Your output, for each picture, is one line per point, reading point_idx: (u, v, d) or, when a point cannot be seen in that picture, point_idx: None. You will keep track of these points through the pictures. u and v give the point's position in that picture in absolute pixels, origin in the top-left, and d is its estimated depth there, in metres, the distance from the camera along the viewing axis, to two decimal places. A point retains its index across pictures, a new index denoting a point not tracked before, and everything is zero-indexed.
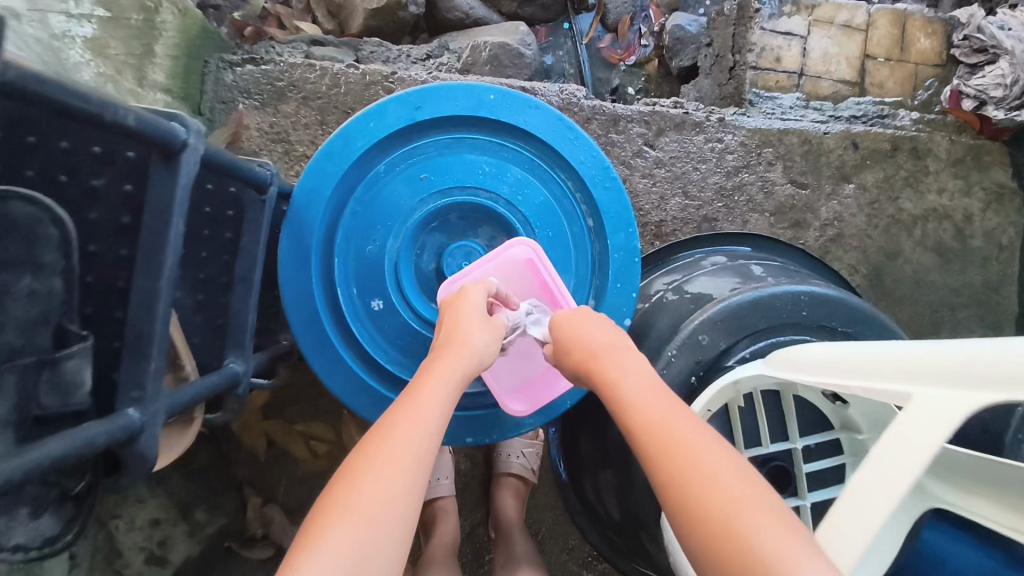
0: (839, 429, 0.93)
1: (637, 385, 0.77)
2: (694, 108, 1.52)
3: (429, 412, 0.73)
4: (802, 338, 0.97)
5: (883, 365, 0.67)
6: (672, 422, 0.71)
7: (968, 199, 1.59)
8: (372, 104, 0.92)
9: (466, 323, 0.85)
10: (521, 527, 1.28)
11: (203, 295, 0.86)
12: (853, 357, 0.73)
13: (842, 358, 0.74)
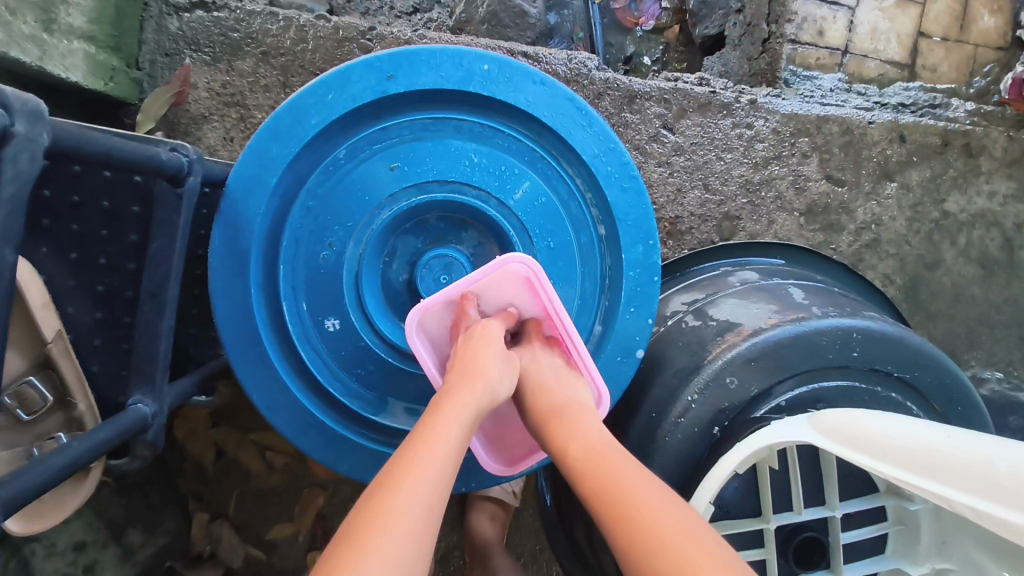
0: (885, 494, 0.76)
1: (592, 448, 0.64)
2: (722, 86, 1.31)
3: (438, 463, 0.57)
4: (851, 384, 0.79)
5: (1009, 480, 0.54)
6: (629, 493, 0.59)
7: (1022, 205, 1.40)
8: (331, 70, 0.72)
9: (483, 355, 0.69)
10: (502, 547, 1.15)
11: (104, 313, 0.67)
12: (949, 455, 0.59)
13: (931, 449, 0.60)
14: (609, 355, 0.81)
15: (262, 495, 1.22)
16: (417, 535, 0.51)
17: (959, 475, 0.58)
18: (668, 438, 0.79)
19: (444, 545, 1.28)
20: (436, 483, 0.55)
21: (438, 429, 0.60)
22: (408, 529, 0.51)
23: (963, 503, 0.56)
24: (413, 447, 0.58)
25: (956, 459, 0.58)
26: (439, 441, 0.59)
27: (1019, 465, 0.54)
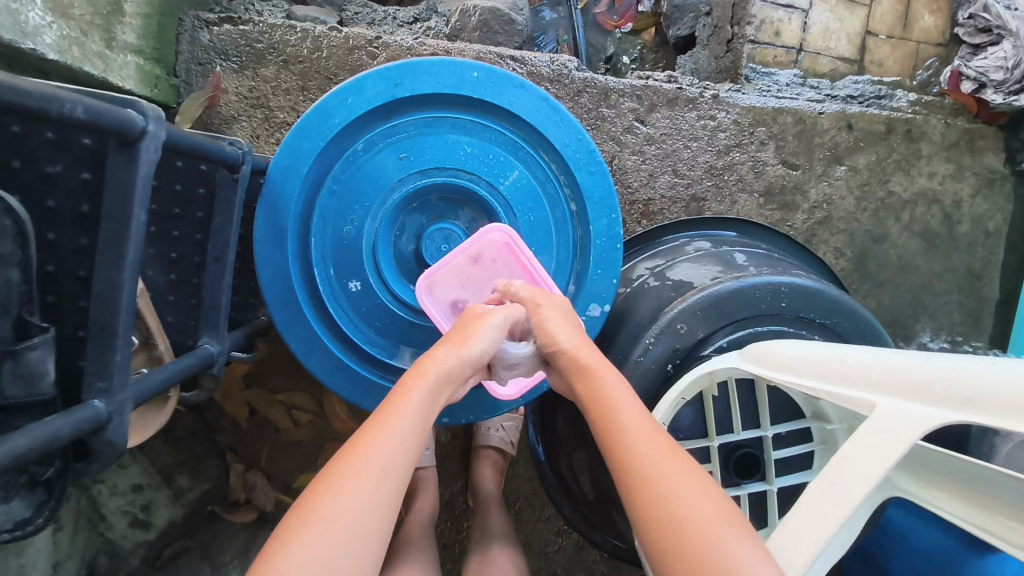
0: (809, 418, 0.90)
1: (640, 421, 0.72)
2: (689, 83, 1.48)
3: (410, 419, 0.70)
4: (781, 330, 0.96)
5: (854, 369, 0.65)
6: (659, 456, 0.69)
7: (959, 184, 1.57)
8: (351, 79, 0.89)
9: (475, 328, 0.80)
10: (498, 501, 1.26)
11: (177, 275, 0.84)
12: (821, 358, 0.71)
13: (808, 359, 0.72)
14: (581, 309, 0.97)
15: (290, 446, 1.40)
16: (391, 477, 0.66)
17: (826, 372, 0.69)
18: (632, 375, 0.97)
19: (449, 491, 1.45)
20: (411, 440, 0.69)
21: (420, 380, 0.73)
22: (377, 472, 0.65)
23: (823, 391, 0.67)
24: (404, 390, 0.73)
25: (818, 358, 0.70)
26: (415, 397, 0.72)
27: (863, 359, 0.65)
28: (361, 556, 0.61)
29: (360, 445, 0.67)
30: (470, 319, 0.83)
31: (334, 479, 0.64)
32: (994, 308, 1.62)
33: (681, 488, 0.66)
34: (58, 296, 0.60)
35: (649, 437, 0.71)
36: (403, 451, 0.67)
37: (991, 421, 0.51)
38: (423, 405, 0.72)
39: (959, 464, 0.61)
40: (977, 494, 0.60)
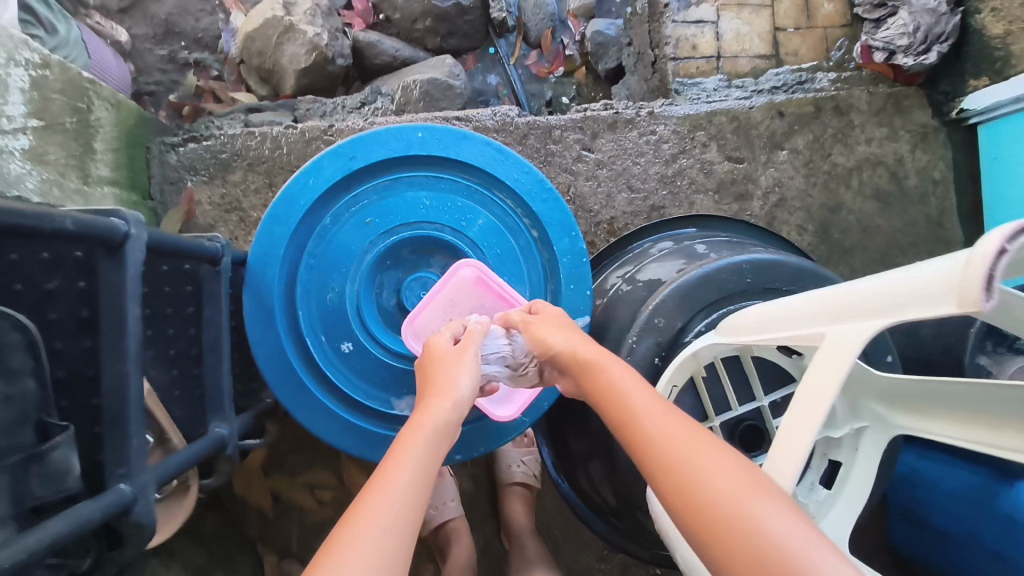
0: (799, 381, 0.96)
1: (641, 404, 0.73)
2: (624, 106, 1.58)
3: (413, 471, 0.67)
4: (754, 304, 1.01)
5: (807, 309, 0.69)
6: (673, 433, 0.69)
7: (896, 143, 1.66)
8: (309, 163, 0.97)
9: (454, 367, 0.82)
10: (532, 532, 1.30)
11: (178, 369, 0.90)
12: (780, 308, 0.75)
13: (771, 313, 0.76)
14: None
15: (319, 526, 1.42)
16: (404, 530, 0.61)
17: (786, 319, 0.73)
18: None
19: (483, 539, 1.46)
20: (418, 490, 0.66)
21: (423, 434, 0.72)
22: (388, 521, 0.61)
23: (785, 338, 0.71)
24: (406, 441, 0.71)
25: (779, 309, 0.74)
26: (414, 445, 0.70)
27: (812, 297, 0.69)
28: None
29: (367, 501, 0.63)
30: (438, 357, 0.86)
31: (344, 539, 0.59)
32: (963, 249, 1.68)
33: (702, 460, 0.65)
34: (71, 399, 0.65)
35: (661, 417, 0.71)
36: (412, 498, 0.64)
37: (915, 316, 0.54)
38: (427, 451, 0.70)
39: (941, 387, 0.70)
40: (968, 413, 0.69)
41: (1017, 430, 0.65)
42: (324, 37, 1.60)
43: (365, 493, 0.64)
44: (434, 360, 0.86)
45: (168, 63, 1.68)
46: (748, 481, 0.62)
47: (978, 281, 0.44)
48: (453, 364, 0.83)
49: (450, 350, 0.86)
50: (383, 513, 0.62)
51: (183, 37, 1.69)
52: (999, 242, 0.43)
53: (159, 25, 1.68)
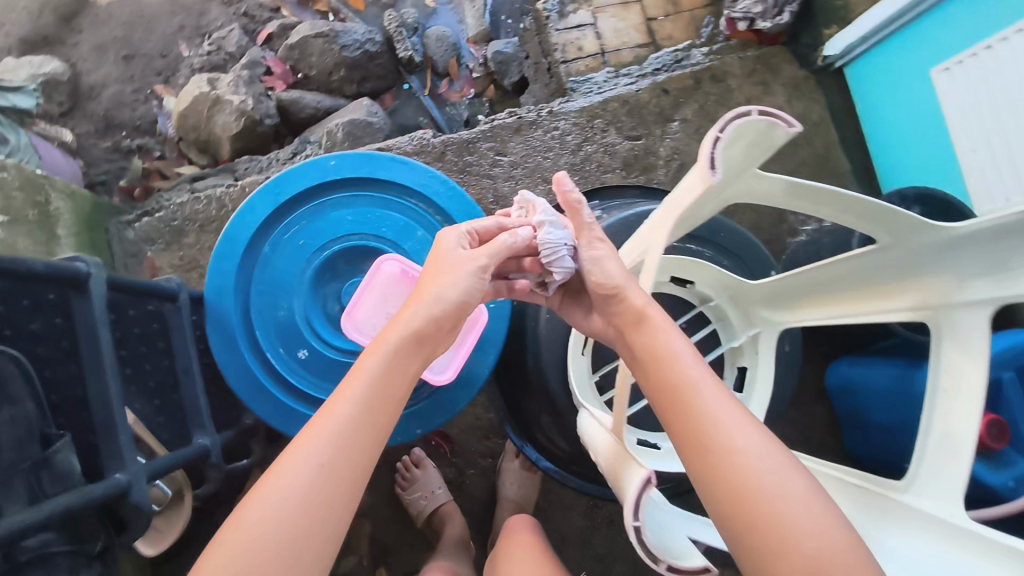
0: (699, 305, 1.19)
1: (704, 394, 0.77)
2: (527, 111, 1.77)
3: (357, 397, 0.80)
4: None
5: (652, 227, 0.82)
6: (729, 426, 0.73)
7: (773, 96, 1.85)
8: (243, 205, 1.13)
9: (442, 274, 0.93)
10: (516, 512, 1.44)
11: (160, 399, 1.04)
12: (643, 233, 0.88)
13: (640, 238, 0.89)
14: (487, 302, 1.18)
15: None
16: (333, 445, 0.75)
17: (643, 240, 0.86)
18: (548, 333, 1.18)
19: (476, 520, 1.58)
20: (359, 416, 0.79)
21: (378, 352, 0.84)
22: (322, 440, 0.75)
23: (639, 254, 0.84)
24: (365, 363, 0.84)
25: (642, 233, 0.88)
26: (364, 369, 0.83)
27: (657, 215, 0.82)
28: (300, 513, 0.71)
29: (314, 426, 0.77)
30: (439, 262, 0.95)
31: (289, 453, 0.75)
32: (852, 177, 1.86)
33: (757, 460, 0.71)
34: (67, 418, 0.79)
35: (720, 408, 0.75)
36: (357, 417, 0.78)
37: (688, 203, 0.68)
38: (380, 378, 0.82)
39: (803, 278, 1.01)
40: (832, 295, 0.99)
41: (861, 299, 0.94)
42: (248, 102, 1.77)
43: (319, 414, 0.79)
44: (437, 263, 0.96)
45: (113, 153, 1.84)
46: (798, 487, 0.69)
47: (713, 158, 0.62)
48: (438, 282, 0.92)
49: (448, 251, 0.96)
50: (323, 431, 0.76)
51: (123, 127, 1.86)
52: (723, 128, 0.60)
53: (100, 120, 1.85)
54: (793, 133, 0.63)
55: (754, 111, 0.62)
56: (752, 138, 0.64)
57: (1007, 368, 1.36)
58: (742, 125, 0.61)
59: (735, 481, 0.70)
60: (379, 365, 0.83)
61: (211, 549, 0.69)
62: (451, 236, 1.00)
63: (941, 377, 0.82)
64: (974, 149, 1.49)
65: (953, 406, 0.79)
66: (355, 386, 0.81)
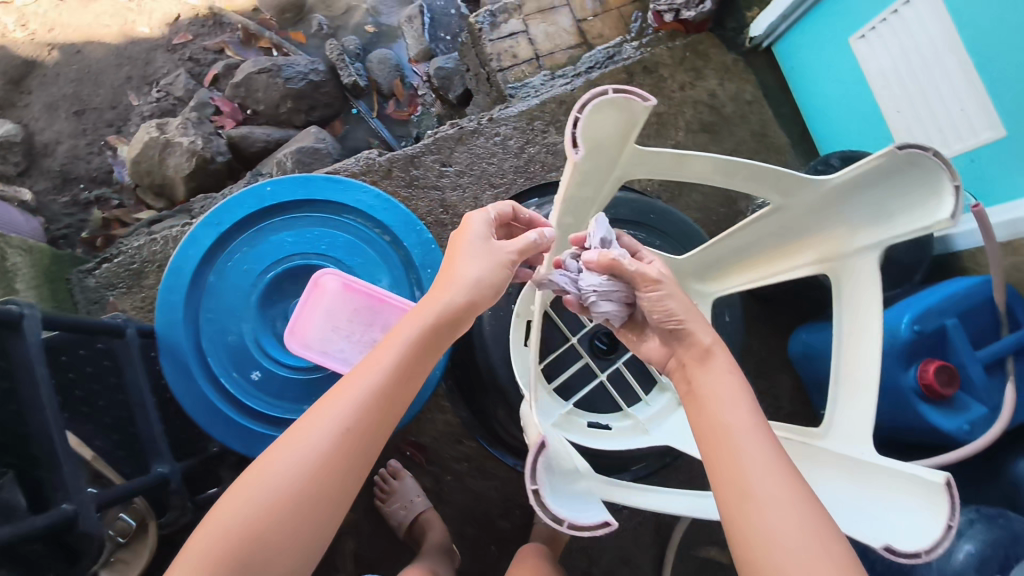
0: None
1: (749, 438, 0.77)
2: (468, 120, 1.82)
3: (364, 384, 0.83)
4: None
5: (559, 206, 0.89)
6: (762, 470, 0.74)
7: (706, 81, 1.91)
8: (185, 238, 1.17)
9: (456, 262, 0.95)
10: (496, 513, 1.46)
11: (116, 434, 1.09)
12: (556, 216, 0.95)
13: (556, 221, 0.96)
14: None
15: None
16: (336, 432, 0.80)
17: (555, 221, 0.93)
18: (493, 329, 1.22)
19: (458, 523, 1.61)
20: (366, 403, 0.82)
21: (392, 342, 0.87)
22: (343, 414, 0.81)
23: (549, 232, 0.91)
24: (379, 354, 0.87)
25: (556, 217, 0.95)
26: (390, 346, 0.87)
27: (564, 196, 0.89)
28: (293, 491, 0.76)
29: (323, 411, 0.81)
30: (466, 241, 0.97)
31: (309, 419, 0.81)
32: (791, 150, 1.92)
33: (778, 507, 0.71)
34: (14, 455, 0.82)
35: (760, 452, 0.76)
36: (377, 393, 0.83)
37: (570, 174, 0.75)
38: (404, 360, 0.87)
39: (721, 248, 1.03)
40: (750, 260, 1.02)
41: (776, 259, 0.98)
42: (198, 142, 1.82)
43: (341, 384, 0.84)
44: (459, 245, 0.97)
45: (72, 206, 1.88)
46: (807, 534, 0.69)
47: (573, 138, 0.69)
48: (466, 266, 0.94)
49: (471, 237, 0.97)
50: (342, 403, 0.82)
51: (80, 180, 1.90)
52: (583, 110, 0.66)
53: (56, 176, 1.89)
54: (649, 105, 0.70)
55: (607, 89, 0.68)
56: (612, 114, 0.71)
57: (949, 315, 1.37)
58: (598, 104, 0.68)
59: (730, 457, 0.77)
60: (402, 348, 0.87)
61: (230, 493, 0.77)
62: (480, 214, 1.01)
63: (844, 321, 0.86)
64: (898, 110, 1.54)
65: (855, 345, 0.83)
66: (380, 366, 0.85)
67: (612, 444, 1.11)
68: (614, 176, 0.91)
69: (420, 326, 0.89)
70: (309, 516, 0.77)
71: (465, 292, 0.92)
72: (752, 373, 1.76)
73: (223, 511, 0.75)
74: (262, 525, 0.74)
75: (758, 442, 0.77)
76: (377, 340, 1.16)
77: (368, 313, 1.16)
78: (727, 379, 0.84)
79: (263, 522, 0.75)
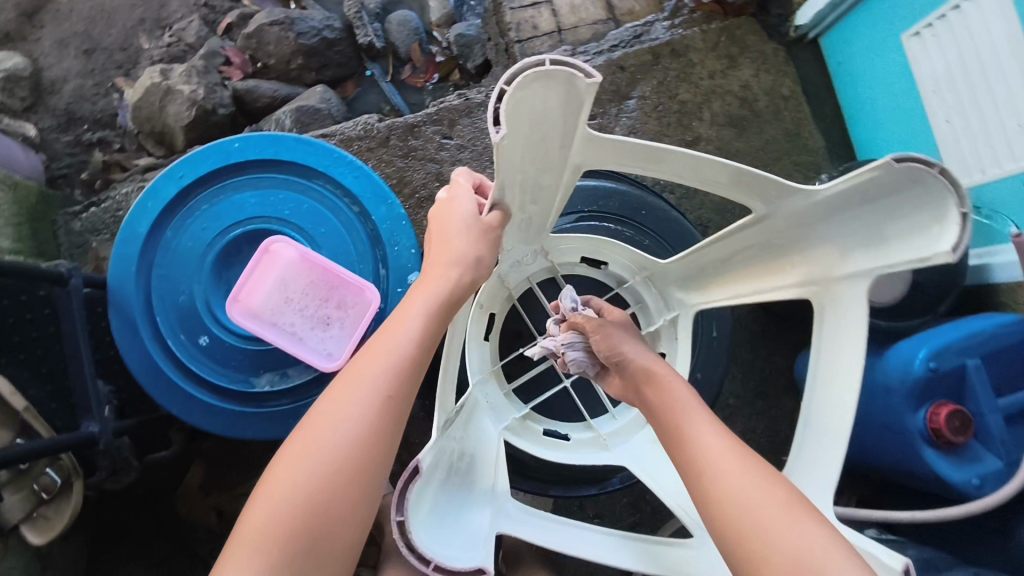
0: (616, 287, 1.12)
1: (700, 418, 0.76)
2: (476, 92, 1.72)
3: (390, 355, 0.76)
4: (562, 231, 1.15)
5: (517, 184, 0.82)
6: (719, 445, 0.72)
7: (739, 70, 1.75)
8: (145, 188, 1.12)
9: (448, 229, 0.84)
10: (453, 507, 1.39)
11: (52, 385, 1.05)
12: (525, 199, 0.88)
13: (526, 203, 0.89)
14: (394, 286, 1.14)
15: None
16: (363, 406, 0.73)
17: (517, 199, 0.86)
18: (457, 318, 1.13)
19: None
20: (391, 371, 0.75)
21: (408, 309, 0.80)
22: (376, 384, 0.74)
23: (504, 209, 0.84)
24: (394, 320, 0.79)
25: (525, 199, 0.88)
26: (410, 317, 0.79)
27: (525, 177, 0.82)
28: (330, 475, 0.70)
29: (346, 383, 0.75)
30: (453, 215, 0.85)
31: (338, 391, 0.74)
32: (825, 153, 1.75)
33: (739, 475, 0.68)
34: None
35: (713, 432, 0.74)
36: (406, 362, 0.76)
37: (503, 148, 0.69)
38: (424, 325, 0.79)
39: (705, 254, 0.94)
40: (736, 276, 0.92)
41: (764, 275, 0.86)
42: (200, 91, 1.77)
43: (362, 355, 0.77)
44: (447, 221, 0.86)
45: (74, 146, 1.86)
46: (785, 501, 0.65)
47: (499, 111, 0.65)
48: (465, 237, 0.83)
49: (459, 211, 0.85)
50: (371, 374, 0.75)
51: (84, 121, 1.88)
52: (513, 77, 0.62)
53: (61, 114, 1.88)
54: (593, 84, 0.65)
55: (548, 60, 0.64)
56: (554, 89, 0.67)
57: (971, 355, 1.22)
58: (533, 74, 0.64)
59: (692, 457, 0.73)
60: (425, 311, 0.80)
61: (275, 469, 0.71)
62: (461, 187, 0.89)
63: (820, 360, 0.76)
64: (947, 120, 1.37)
65: (831, 391, 0.73)
66: (403, 334, 0.77)
67: (564, 459, 1.03)
68: (572, 165, 0.83)
69: (437, 294, 0.81)
70: (366, 484, 0.72)
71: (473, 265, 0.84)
72: (752, 392, 1.63)
73: (274, 488, 0.70)
74: (317, 501, 0.69)
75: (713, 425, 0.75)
76: (330, 317, 1.09)
77: (324, 289, 1.09)
78: (680, 389, 0.81)
79: (317, 500, 0.70)
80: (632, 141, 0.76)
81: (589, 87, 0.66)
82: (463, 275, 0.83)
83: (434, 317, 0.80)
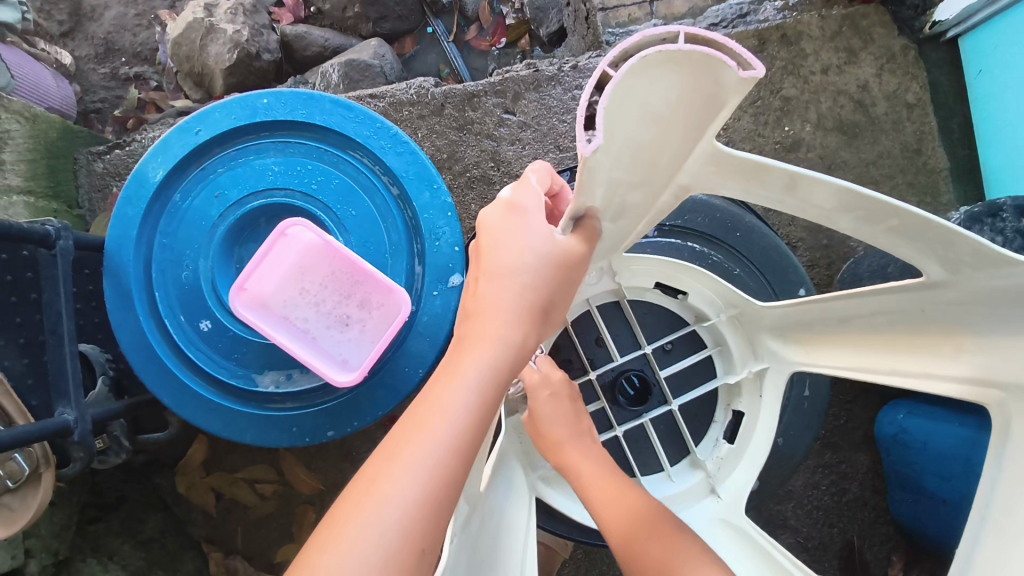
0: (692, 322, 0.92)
1: (598, 474, 0.77)
2: (547, 63, 1.49)
3: (428, 457, 0.54)
4: (640, 246, 0.95)
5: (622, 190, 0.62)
6: (619, 499, 0.74)
7: (858, 68, 1.48)
8: (157, 141, 0.97)
9: (511, 247, 0.62)
10: None
11: None
12: (624, 210, 0.68)
13: (624, 215, 0.69)
14: (428, 288, 0.96)
15: (263, 521, 1.40)
16: (387, 534, 0.51)
17: (617, 209, 0.66)
18: None
19: None
20: (430, 487, 0.53)
21: (455, 385, 0.57)
22: (408, 504, 0.52)
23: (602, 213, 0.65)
24: (431, 398, 0.57)
25: (625, 212, 0.68)
26: (457, 401, 0.57)
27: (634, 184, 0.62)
28: None
29: (364, 496, 0.52)
30: (521, 234, 0.62)
31: (354, 511, 0.52)
32: (948, 176, 1.47)
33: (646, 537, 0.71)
34: None
35: (613, 488, 0.76)
36: (448, 481, 0.54)
37: (615, 137, 0.50)
38: (474, 411, 0.57)
39: (819, 308, 0.72)
40: (873, 344, 0.70)
41: (916, 354, 0.65)
42: (244, 33, 1.60)
43: (378, 470, 0.54)
44: (507, 239, 0.63)
45: (110, 79, 1.73)
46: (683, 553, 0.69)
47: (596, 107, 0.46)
48: (535, 279, 0.62)
49: (529, 226, 0.63)
50: (393, 508, 0.52)
51: (123, 53, 1.75)
52: (627, 63, 0.44)
53: (100, 44, 1.75)
54: (748, 80, 0.45)
55: (682, 37, 0.44)
56: (685, 78, 0.48)
57: None
58: (666, 54, 0.44)
59: (603, 517, 0.74)
60: (476, 387, 0.58)
61: None
62: (530, 188, 0.66)
63: (993, 503, 0.55)
64: None
65: (1007, 545, 0.52)
66: (444, 429, 0.55)
67: None
68: (676, 180, 0.64)
69: (489, 368, 0.59)
70: None
71: (537, 320, 0.62)
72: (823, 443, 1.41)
73: None
74: None
75: (609, 482, 0.76)
76: (349, 317, 0.93)
77: (350, 288, 0.93)
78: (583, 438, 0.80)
79: None
80: (760, 159, 0.56)
81: (740, 84, 0.46)
82: (526, 336, 0.61)
83: (489, 399, 0.58)
